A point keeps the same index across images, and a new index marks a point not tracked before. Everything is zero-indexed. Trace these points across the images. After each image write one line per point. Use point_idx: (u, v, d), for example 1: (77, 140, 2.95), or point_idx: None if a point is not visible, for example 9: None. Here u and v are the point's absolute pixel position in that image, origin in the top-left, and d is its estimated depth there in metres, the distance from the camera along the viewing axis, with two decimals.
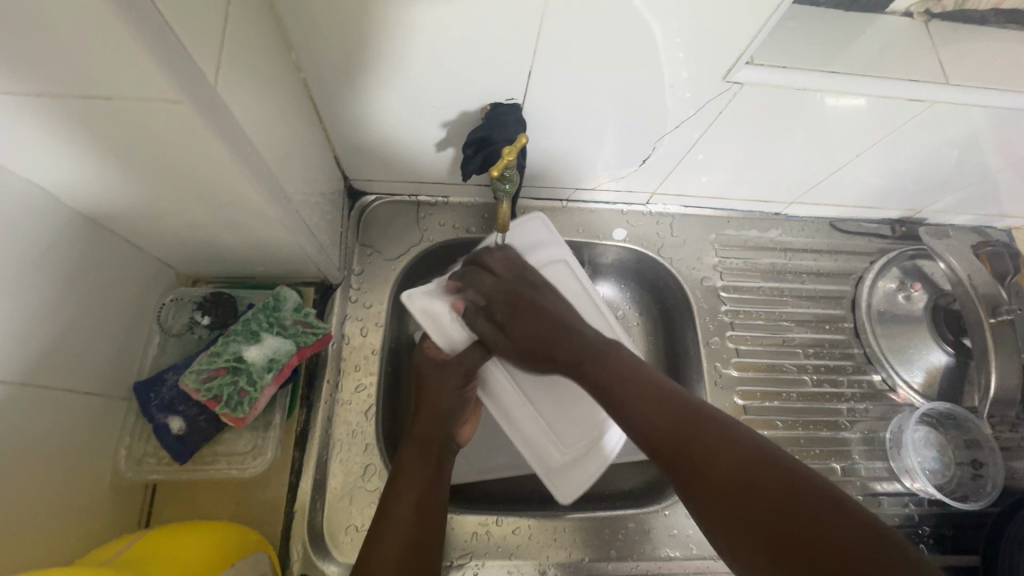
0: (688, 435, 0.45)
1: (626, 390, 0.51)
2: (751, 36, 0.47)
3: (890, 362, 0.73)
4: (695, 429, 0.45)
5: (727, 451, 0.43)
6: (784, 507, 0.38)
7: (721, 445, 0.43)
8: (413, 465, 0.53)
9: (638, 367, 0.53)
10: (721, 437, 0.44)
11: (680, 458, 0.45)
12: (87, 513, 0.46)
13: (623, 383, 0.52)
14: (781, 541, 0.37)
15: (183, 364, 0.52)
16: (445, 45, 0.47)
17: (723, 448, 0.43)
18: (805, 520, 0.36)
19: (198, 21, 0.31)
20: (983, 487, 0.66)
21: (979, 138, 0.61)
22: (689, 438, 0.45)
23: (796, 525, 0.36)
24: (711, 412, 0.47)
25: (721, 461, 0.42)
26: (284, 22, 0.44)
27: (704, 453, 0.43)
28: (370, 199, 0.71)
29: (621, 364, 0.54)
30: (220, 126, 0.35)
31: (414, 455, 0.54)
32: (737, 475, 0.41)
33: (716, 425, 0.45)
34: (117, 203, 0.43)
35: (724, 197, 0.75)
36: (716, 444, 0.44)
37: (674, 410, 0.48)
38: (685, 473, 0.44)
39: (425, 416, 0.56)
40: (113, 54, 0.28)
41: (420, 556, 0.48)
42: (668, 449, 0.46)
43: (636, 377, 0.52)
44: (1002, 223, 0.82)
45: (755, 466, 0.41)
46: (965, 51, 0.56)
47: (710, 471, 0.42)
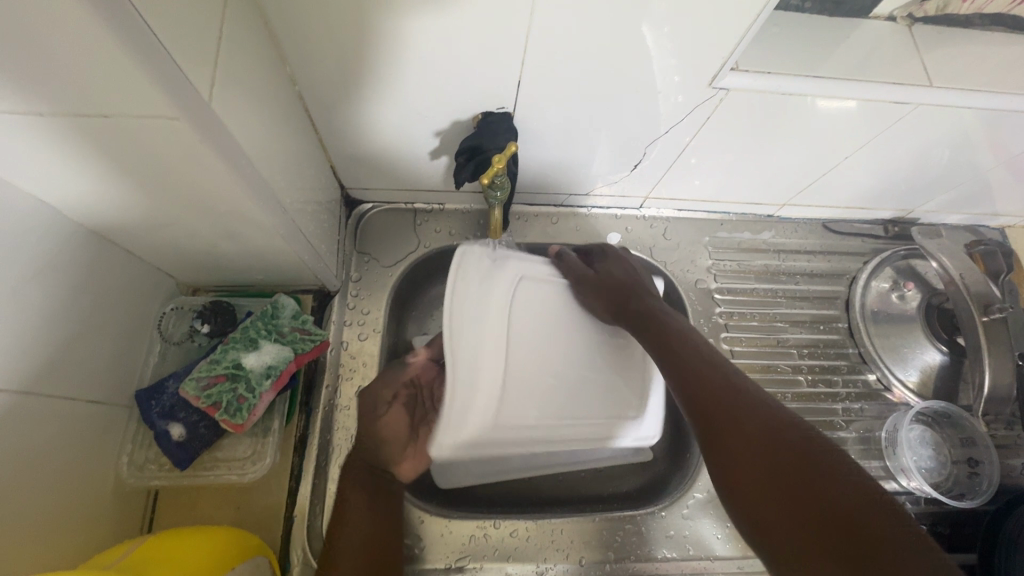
0: (734, 396, 0.48)
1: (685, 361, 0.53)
2: (733, 44, 0.49)
3: (884, 361, 0.74)
4: (744, 399, 0.47)
5: (768, 418, 0.45)
6: (824, 484, 0.39)
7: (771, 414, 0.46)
8: (352, 484, 0.55)
9: (703, 343, 0.55)
10: (768, 406, 0.46)
11: (721, 413, 0.47)
12: (89, 520, 0.47)
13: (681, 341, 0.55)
14: (813, 507, 0.39)
15: (183, 372, 0.53)
16: (436, 57, 0.49)
17: (771, 417, 0.45)
18: (833, 487, 0.39)
19: (195, 43, 0.33)
20: (979, 485, 0.67)
21: (968, 137, 0.62)
22: (732, 396, 0.48)
23: (829, 497, 0.39)
24: (755, 386, 0.49)
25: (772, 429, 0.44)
26: (279, 38, 0.46)
27: (748, 420, 0.45)
28: (367, 207, 0.72)
29: (682, 331, 0.57)
30: (216, 141, 0.36)
31: (357, 479, 0.55)
32: (783, 444, 0.43)
33: (761, 398, 0.47)
34: (116, 215, 0.44)
35: (717, 200, 0.76)
36: (759, 411, 0.46)
37: (735, 381, 0.49)
38: (723, 432, 0.46)
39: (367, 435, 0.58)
40: (112, 74, 0.30)
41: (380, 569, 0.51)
42: (706, 399, 0.49)
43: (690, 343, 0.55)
44: (996, 222, 0.83)
45: (796, 437, 0.43)
46: (949, 54, 0.57)
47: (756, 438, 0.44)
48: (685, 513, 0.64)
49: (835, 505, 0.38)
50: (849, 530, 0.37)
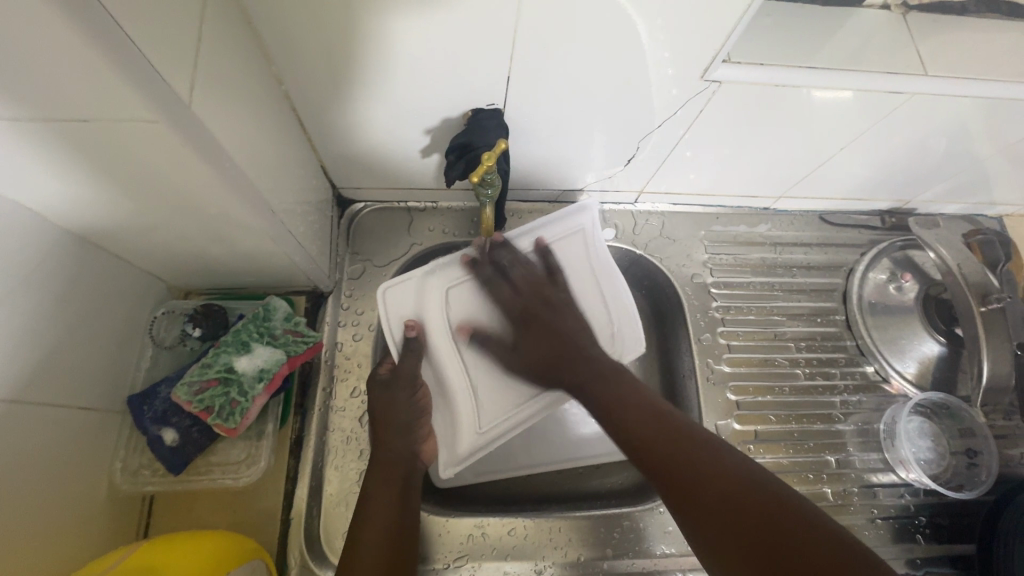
0: (675, 442, 0.48)
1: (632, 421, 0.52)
2: (725, 35, 0.48)
3: (882, 353, 0.73)
4: (687, 445, 0.48)
5: (711, 463, 0.46)
6: (771, 515, 0.40)
7: (714, 459, 0.46)
8: (382, 483, 0.54)
9: (640, 386, 0.56)
10: (705, 449, 0.47)
11: (662, 466, 0.47)
12: (84, 528, 0.47)
13: (613, 386, 0.55)
14: (766, 543, 0.39)
15: (174, 376, 0.52)
16: (422, 55, 0.48)
17: (713, 462, 0.46)
18: (788, 524, 0.39)
19: (172, 45, 0.32)
20: (978, 476, 0.67)
21: (965, 125, 0.61)
22: (673, 445, 0.48)
23: (780, 535, 0.39)
24: (693, 427, 0.50)
25: (718, 476, 0.44)
26: (262, 37, 0.45)
27: (702, 465, 0.46)
28: (359, 207, 0.71)
29: (618, 382, 0.56)
30: (198, 143, 0.36)
31: (381, 479, 0.54)
32: (733, 489, 0.43)
33: (700, 442, 0.48)
34: (102, 220, 0.44)
35: (713, 194, 0.76)
36: (706, 458, 0.46)
37: (677, 429, 0.50)
38: (674, 486, 0.46)
39: (387, 438, 0.57)
40: (86, 77, 0.29)
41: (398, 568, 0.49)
42: (654, 457, 0.48)
43: (630, 391, 0.55)
44: (993, 211, 0.82)
45: (739, 477, 0.44)
46: (945, 42, 0.56)
47: (707, 490, 0.44)
48: None
49: (783, 535, 0.39)
50: (803, 566, 0.37)
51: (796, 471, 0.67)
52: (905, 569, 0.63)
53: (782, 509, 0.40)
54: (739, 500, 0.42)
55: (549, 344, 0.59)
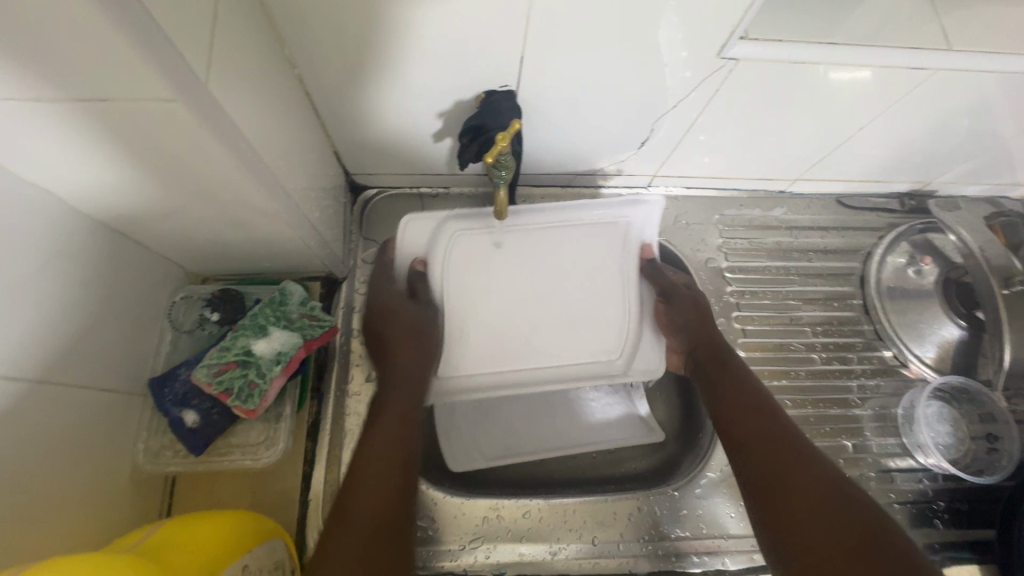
0: (774, 470, 0.51)
1: (750, 430, 0.54)
2: (742, 10, 0.47)
3: (900, 338, 0.72)
4: (803, 460, 0.51)
5: (809, 491, 0.48)
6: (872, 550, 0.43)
7: (824, 476, 0.49)
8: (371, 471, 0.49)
9: (752, 389, 0.59)
10: (801, 470, 0.50)
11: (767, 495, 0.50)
12: (108, 506, 0.48)
13: (747, 395, 0.58)
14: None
15: (194, 359, 0.53)
16: (435, 36, 0.48)
17: (819, 478, 0.49)
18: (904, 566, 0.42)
19: (187, 24, 0.32)
20: (999, 461, 0.66)
21: (991, 103, 0.59)
22: (773, 471, 0.51)
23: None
24: (792, 447, 0.52)
25: (823, 490, 0.48)
26: (275, 18, 0.45)
27: (808, 480, 0.49)
28: (372, 193, 0.71)
29: (739, 387, 0.59)
30: (213, 124, 0.36)
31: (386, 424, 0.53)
32: (831, 505, 0.47)
33: (795, 463, 0.51)
34: (121, 204, 0.44)
35: (727, 177, 0.75)
36: (807, 473, 0.50)
37: (782, 437, 0.53)
38: (783, 515, 0.48)
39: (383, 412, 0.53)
40: (103, 56, 0.29)
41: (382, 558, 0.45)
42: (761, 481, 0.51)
43: (753, 400, 0.57)
44: (1017, 192, 0.80)
45: (838, 492, 0.48)
46: (971, 16, 0.55)
47: (809, 505, 0.47)
48: (699, 493, 0.64)
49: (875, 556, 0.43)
50: None
51: None
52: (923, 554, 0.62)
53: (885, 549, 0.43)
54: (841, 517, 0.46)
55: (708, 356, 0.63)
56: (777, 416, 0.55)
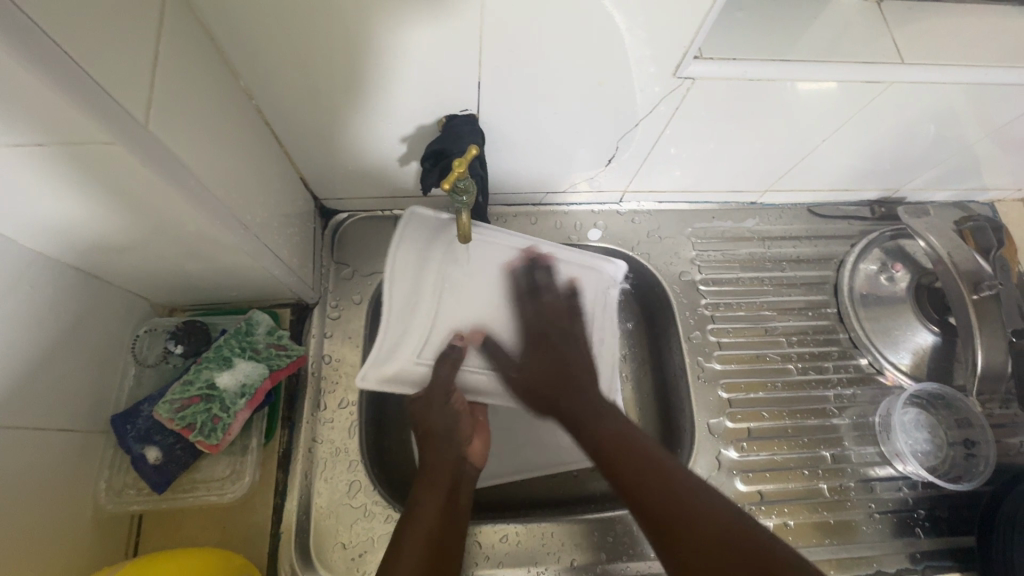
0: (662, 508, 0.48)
1: (621, 456, 0.53)
2: (693, 32, 0.47)
3: (874, 345, 0.73)
4: (659, 474, 0.50)
5: (697, 522, 0.46)
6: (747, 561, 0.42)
7: (683, 488, 0.49)
8: (429, 491, 0.55)
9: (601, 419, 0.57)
10: (682, 499, 0.48)
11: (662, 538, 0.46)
12: (68, 551, 0.46)
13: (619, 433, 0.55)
14: None
15: (156, 394, 0.52)
16: (390, 65, 0.48)
17: (686, 488, 0.49)
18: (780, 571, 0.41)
19: (123, 65, 0.32)
20: (977, 466, 0.66)
21: (950, 112, 0.60)
22: (663, 512, 0.47)
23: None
24: (669, 470, 0.51)
25: (683, 495, 0.48)
26: (227, 52, 0.45)
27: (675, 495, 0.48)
28: (343, 217, 0.71)
29: (614, 422, 0.56)
30: (156, 161, 0.36)
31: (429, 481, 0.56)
32: (693, 514, 0.46)
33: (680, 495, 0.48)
34: (73, 243, 0.44)
35: (698, 191, 0.75)
36: (699, 518, 0.46)
37: (643, 456, 0.52)
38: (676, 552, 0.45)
39: (432, 445, 0.58)
40: (34, 101, 0.29)
41: (443, 555, 0.51)
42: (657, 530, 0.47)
43: (629, 436, 0.55)
44: (985, 197, 0.81)
45: (702, 499, 0.48)
46: (921, 29, 0.56)
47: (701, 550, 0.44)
48: None
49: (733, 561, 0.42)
50: None
51: (791, 468, 0.66)
52: (907, 564, 0.62)
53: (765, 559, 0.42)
54: (692, 522, 0.46)
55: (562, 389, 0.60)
56: (633, 434, 0.55)
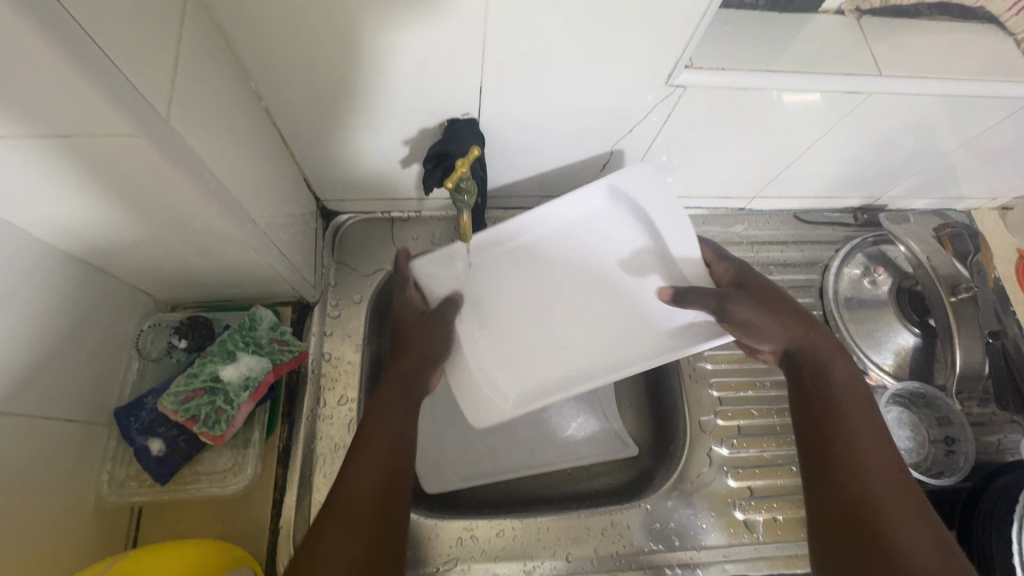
0: (838, 461, 0.51)
1: (849, 422, 0.53)
2: (686, 42, 0.50)
3: (859, 346, 0.75)
4: (863, 454, 0.51)
5: (870, 486, 0.49)
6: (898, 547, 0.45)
7: (875, 468, 0.50)
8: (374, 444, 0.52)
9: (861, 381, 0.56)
10: (868, 465, 0.50)
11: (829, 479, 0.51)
12: (70, 540, 0.47)
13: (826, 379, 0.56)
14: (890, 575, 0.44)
15: (160, 387, 0.53)
16: (394, 70, 0.50)
17: (882, 468, 0.50)
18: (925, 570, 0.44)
19: (146, 61, 0.34)
20: (957, 462, 0.68)
21: (926, 123, 0.63)
22: (838, 459, 0.51)
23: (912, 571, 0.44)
24: (859, 430, 0.52)
25: (866, 486, 0.49)
26: (240, 54, 0.47)
27: (862, 471, 0.50)
28: (344, 218, 0.73)
29: (853, 375, 0.56)
30: (173, 154, 0.37)
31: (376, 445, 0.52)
32: (873, 506, 0.48)
33: (861, 457, 0.50)
34: (83, 235, 0.45)
35: (688, 196, 0.78)
36: (877, 487, 0.49)
37: (856, 442, 0.51)
38: (830, 491, 0.50)
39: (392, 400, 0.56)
40: (64, 93, 0.30)
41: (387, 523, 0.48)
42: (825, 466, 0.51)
43: (844, 393, 0.55)
44: (962, 205, 0.85)
45: (889, 479, 0.49)
46: (898, 45, 0.59)
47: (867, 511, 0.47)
48: (671, 505, 0.64)
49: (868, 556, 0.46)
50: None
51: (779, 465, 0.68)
52: None
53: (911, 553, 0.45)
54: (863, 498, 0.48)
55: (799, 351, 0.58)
56: (866, 413, 0.53)
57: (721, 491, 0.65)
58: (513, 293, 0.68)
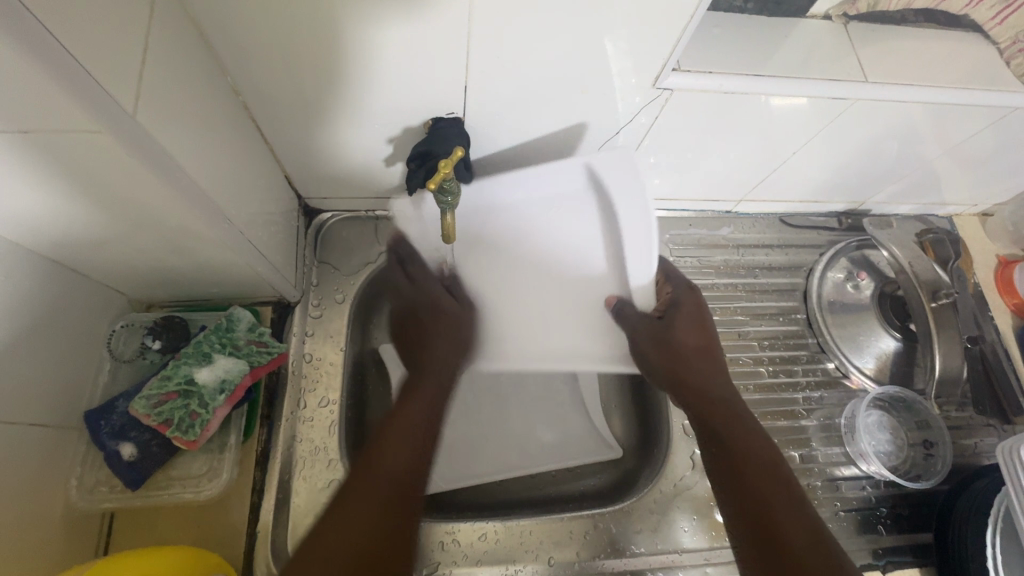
0: (741, 461, 0.52)
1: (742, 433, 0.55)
2: (673, 45, 0.49)
3: (841, 350, 0.76)
4: (753, 456, 0.53)
5: (772, 484, 0.50)
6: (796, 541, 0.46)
7: (771, 473, 0.51)
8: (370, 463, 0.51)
9: (728, 392, 0.58)
10: (763, 462, 0.52)
11: (733, 481, 0.52)
12: (36, 548, 0.45)
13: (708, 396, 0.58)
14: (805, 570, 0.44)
15: (133, 390, 0.52)
16: (376, 67, 0.49)
17: (766, 468, 0.52)
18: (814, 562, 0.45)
19: (115, 55, 0.33)
20: (934, 466, 0.69)
21: (910, 130, 0.64)
22: (740, 460, 0.53)
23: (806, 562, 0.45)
24: (750, 429, 0.55)
25: (768, 470, 0.51)
26: (216, 48, 0.46)
27: (762, 468, 0.52)
28: (327, 216, 0.71)
29: (723, 388, 0.58)
30: (142, 150, 0.36)
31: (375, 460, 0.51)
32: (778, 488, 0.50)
33: (757, 457, 0.53)
34: (49, 234, 0.43)
35: (675, 198, 0.78)
36: (774, 489, 0.50)
37: (744, 437, 0.54)
38: (742, 485, 0.51)
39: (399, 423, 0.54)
40: (21, 86, 0.29)
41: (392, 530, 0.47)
42: (732, 473, 0.52)
43: (721, 404, 0.57)
44: (943, 211, 0.86)
45: (774, 481, 0.51)
46: (884, 51, 0.59)
47: (777, 514, 0.48)
48: (654, 509, 0.64)
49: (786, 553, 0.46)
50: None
51: None
52: (869, 560, 0.64)
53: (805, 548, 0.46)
54: (757, 499, 0.50)
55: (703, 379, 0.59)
56: (746, 417, 0.56)
57: (704, 494, 0.65)
58: (468, 268, 0.66)
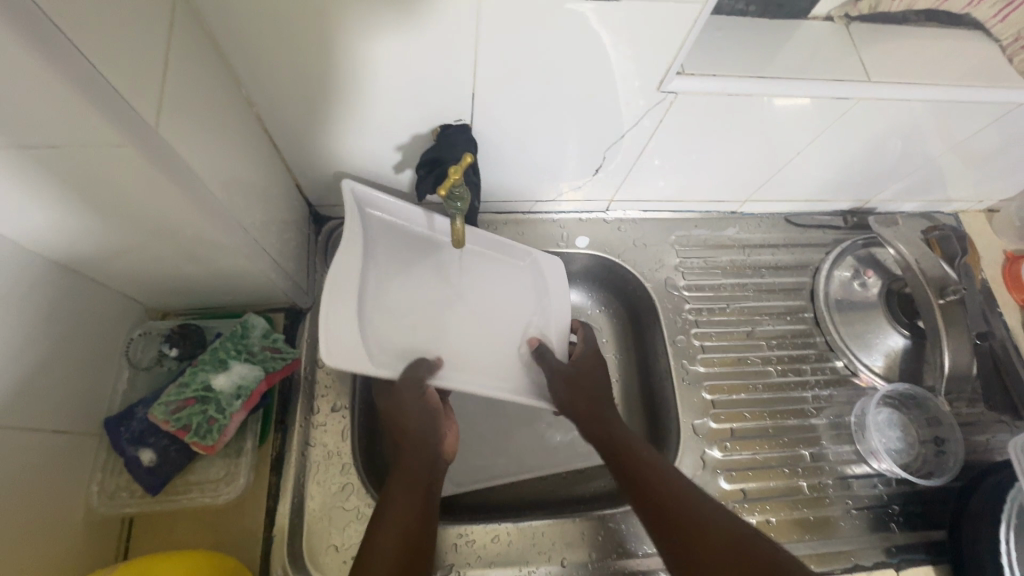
0: (633, 452, 0.55)
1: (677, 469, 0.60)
2: (676, 51, 0.50)
3: (850, 348, 0.76)
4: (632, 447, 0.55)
5: (661, 475, 0.52)
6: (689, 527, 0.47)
7: (679, 496, 0.50)
8: (400, 485, 0.52)
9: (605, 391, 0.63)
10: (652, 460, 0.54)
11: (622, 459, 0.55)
12: (59, 553, 0.46)
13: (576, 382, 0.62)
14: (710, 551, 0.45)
15: (151, 397, 0.53)
16: (386, 76, 0.50)
17: (672, 493, 0.50)
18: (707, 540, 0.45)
19: (137, 71, 0.34)
20: (946, 463, 0.69)
21: (917, 127, 0.64)
22: (622, 445, 0.56)
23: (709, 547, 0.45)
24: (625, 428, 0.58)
25: (644, 458, 0.54)
26: (231, 62, 0.47)
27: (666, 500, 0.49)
28: (336, 223, 0.72)
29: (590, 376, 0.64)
30: (162, 161, 0.37)
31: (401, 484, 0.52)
32: (656, 483, 0.51)
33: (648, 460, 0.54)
34: (71, 245, 0.44)
35: (680, 200, 0.78)
36: (666, 481, 0.51)
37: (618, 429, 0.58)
38: (630, 476, 0.53)
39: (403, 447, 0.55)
40: (50, 102, 0.30)
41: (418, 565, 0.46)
42: (607, 443, 0.57)
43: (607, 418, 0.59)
44: (950, 208, 0.86)
45: (670, 487, 0.51)
46: (886, 50, 0.60)
47: (665, 496, 0.50)
48: None
49: (738, 561, 0.43)
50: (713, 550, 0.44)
51: (771, 467, 0.68)
52: (883, 557, 0.64)
53: (694, 531, 0.46)
54: (690, 522, 0.47)
55: (599, 401, 0.61)
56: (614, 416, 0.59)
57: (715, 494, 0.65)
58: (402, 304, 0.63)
